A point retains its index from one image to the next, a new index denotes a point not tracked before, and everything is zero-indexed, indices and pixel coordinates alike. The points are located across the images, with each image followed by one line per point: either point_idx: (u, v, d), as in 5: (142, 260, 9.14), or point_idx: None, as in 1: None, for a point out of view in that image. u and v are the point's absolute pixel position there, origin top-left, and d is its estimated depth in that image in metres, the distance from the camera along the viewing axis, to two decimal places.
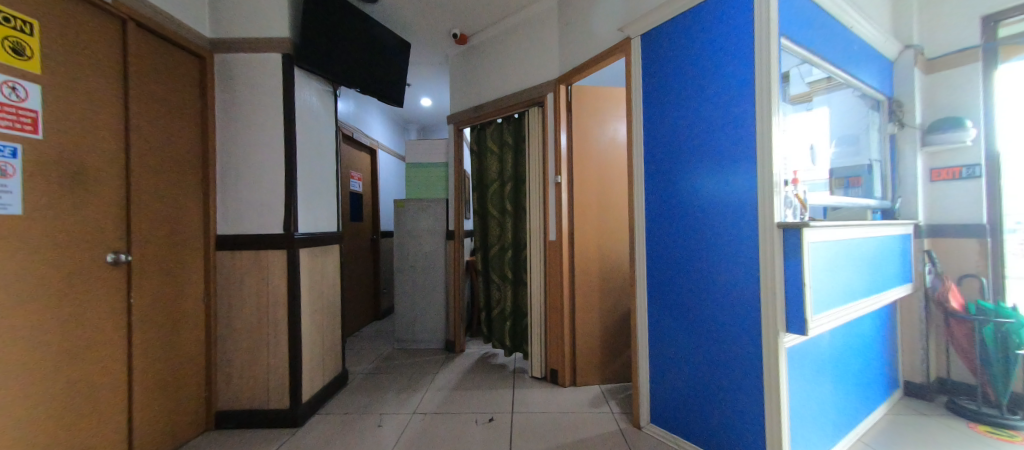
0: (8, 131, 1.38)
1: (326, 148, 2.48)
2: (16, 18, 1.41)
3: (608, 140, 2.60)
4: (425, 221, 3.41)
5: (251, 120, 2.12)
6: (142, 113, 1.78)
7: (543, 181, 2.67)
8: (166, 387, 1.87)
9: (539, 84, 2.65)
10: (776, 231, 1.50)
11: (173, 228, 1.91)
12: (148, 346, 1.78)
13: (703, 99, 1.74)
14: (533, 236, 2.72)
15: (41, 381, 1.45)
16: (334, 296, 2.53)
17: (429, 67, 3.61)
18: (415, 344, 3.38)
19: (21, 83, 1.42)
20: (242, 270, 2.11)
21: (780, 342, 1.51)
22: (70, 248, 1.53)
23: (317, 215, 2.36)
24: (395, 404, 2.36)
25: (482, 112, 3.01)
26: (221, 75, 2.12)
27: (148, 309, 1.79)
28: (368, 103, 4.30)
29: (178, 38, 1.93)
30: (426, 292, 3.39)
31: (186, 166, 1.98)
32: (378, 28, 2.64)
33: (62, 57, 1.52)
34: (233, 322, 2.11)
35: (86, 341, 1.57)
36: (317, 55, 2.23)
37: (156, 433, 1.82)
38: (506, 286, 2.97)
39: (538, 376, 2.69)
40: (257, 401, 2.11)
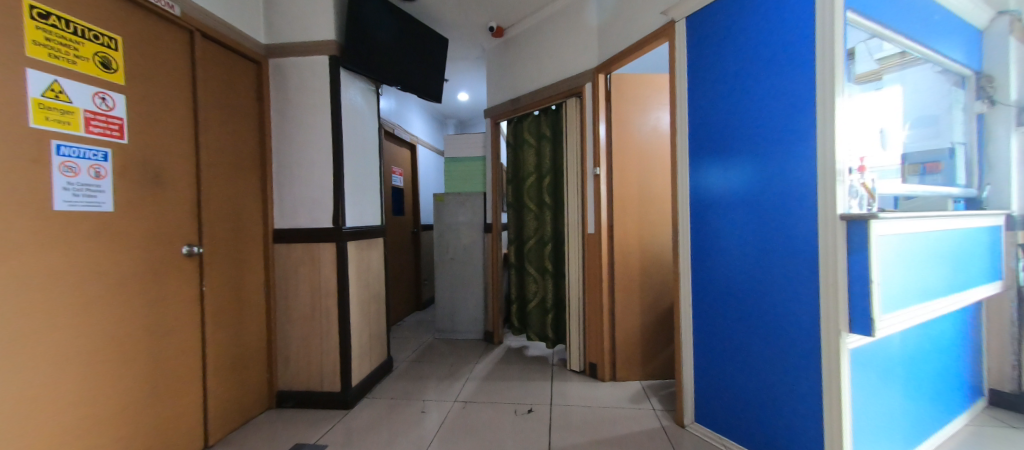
0: (101, 137, 1.51)
1: (370, 146, 2.58)
2: (103, 35, 1.52)
3: (650, 129, 2.51)
4: (464, 215, 3.48)
5: (303, 121, 2.25)
6: (208, 117, 1.93)
7: (581, 173, 2.63)
8: (233, 369, 2.04)
9: (577, 74, 2.60)
10: (839, 224, 1.38)
11: (237, 222, 2.08)
12: (217, 331, 1.96)
13: (756, 82, 1.63)
14: (571, 228, 2.70)
15: (131, 362, 1.60)
16: (379, 287, 2.65)
17: (467, 61, 3.64)
18: (456, 334, 3.48)
19: (110, 94, 1.54)
20: (297, 261, 2.27)
21: (843, 343, 1.39)
22: (154, 243, 1.68)
23: (363, 210, 2.47)
24: (437, 391, 2.44)
25: (519, 105, 3.01)
26: (275, 79, 2.27)
27: (218, 296, 1.96)
28: (409, 99, 4.42)
29: (236, 45, 2.08)
30: (466, 284, 3.46)
31: (246, 164, 2.15)
32: (417, 25, 2.70)
33: (140, 68, 1.65)
34: (291, 311, 2.28)
35: (168, 326, 1.74)
36: (361, 56, 2.31)
37: (226, 410, 2.00)
38: (545, 279, 2.98)
39: (576, 369, 2.68)
40: (312, 383, 2.27)
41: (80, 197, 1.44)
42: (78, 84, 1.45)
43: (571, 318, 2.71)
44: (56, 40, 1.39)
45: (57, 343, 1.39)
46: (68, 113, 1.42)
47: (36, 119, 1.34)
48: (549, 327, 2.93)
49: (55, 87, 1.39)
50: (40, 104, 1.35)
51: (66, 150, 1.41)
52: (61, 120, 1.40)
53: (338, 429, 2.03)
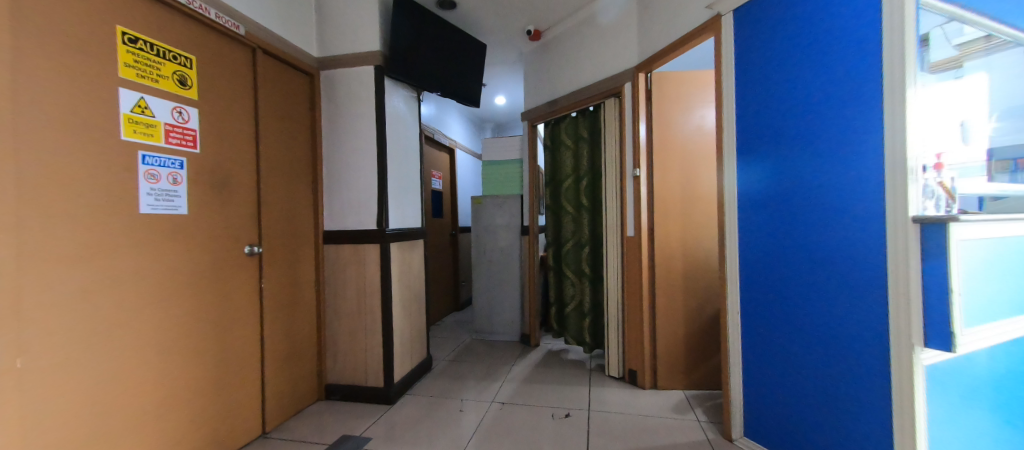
0: (178, 147, 1.65)
1: (411, 150, 2.67)
2: (180, 55, 1.67)
3: (694, 128, 2.42)
4: (501, 217, 3.51)
5: (351, 128, 2.37)
6: (268, 126, 2.08)
7: (619, 174, 2.58)
8: (287, 362, 2.18)
9: (617, 74, 2.56)
10: (911, 227, 1.26)
11: (292, 224, 2.23)
12: (274, 325, 2.10)
13: (812, 75, 1.53)
14: (609, 231, 2.65)
15: (201, 352, 1.74)
16: (420, 287, 2.74)
17: (505, 65, 3.68)
18: (493, 336, 3.52)
19: (186, 108, 1.69)
20: (344, 261, 2.39)
21: (917, 358, 1.27)
22: (221, 243, 1.83)
23: (405, 212, 2.56)
24: (474, 391, 2.48)
25: (557, 107, 3.01)
26: (326, 90, 2.42)
27: (275, 293, 2.11)
28: (448, 105, 4.54)
29: (292, 59, 2.23)
30: (503, 286, 3.48)
31: (300, 170, 2.30)
32: (457, 32, 2.77)
33: (211, 84, 1.80)
34: (339, 308, 2.40)
35: (232, 320, 1.88)
36: (403, 64, 2.40)
37: (281, 400, 2.13)
38: (583, 282, 2.95)
39: (616, 375, 2.62)
40: (358, 378, 2.37)
41: (161, 201, 1.59)
42: (160, 100, 1.60)
43: (609, 323, 2.66)
44: (143, 62, 1.54)
45: (143, 333, 1.53)
46: (152, 126, 1.57)
47: (127, 132, 1.49)
48: (586, 331, 2.90)
49: (141, 103, 1.53)
50: (130, 119, 1.50)
51: (151, 159, 1.56)
52: (146, 133, 1.54)
53: (381, 424, 2.11)
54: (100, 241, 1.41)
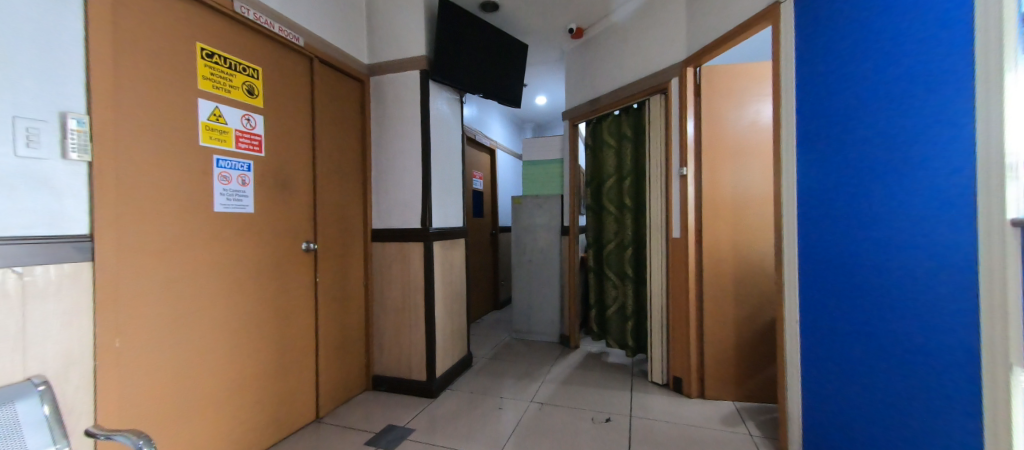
0: (245, 151, 1.80)
1: (454, 152, 2.74)
2: (249, 67, 1.82)
3: (748, 124, 2.28)
4: (541, 217, 3.49)
5: (398, 131, 2.47)
6: (323, 131, 2.22)
7: (665, 174, 2.49)
8: (339, 353, 2.31)
9: (663, 69, 2.47)
10: (1010, 233, 1.10)
11: (343, 222, 2.35)
12: (327, 318, 2.23)
13: (886, 63, 1.40)
14: (654, 231, 2.57)
15: (265, 340, 1.88)
16: (461, 285, 2.80)
17: (546, 65, 3.67)
18: (532, 335, 3.53)
19: (253, 116, 1.83)
20: (391, 258, 2.49)
21: (1016, 380, 1.10)
22: (282, 239, 1.97)
23: (447, 212, 2.63)
24: (514, 389, 2.50)
25: (599, 105, 2.96)
26: (375, 95, 2.54)
27: (328, 287, 2.24)
28: (489, 106, 4.60)
29: (345, 67, 2.36)
30: (542, 286, 3.47)
31: (351, 171, 2.43)
32: (500, 34, 2.80)
33: (274, 92, 1.95)
34: (385, 303, 2.51)
35: (291, 311, 2.02)
36: (447, 68, 2.46)
37: (332, 388, 2.26)
38: (625, 285, 2.88)
39: (659, 381, 2.53)
40: (402, 371, 2.47)
41: (231, 201, 1.73)
42: (232, 109, 1.75)
43: (652, 327, 2.58)
44: (218, 74, 1.69)
45: (218, 321, 1.68)
46: (224, 132, 1.71)
47: (204, 138, 1.63)
48: (629, 334, 2.83)
49: (216, 112, 1.68)
50: (207, 126, 1.64)
51: (223, 162, 1.70)
52: (220, 139, 1.69)
53: (423, 416, 2.18)
54: (185, 236, 1.55)
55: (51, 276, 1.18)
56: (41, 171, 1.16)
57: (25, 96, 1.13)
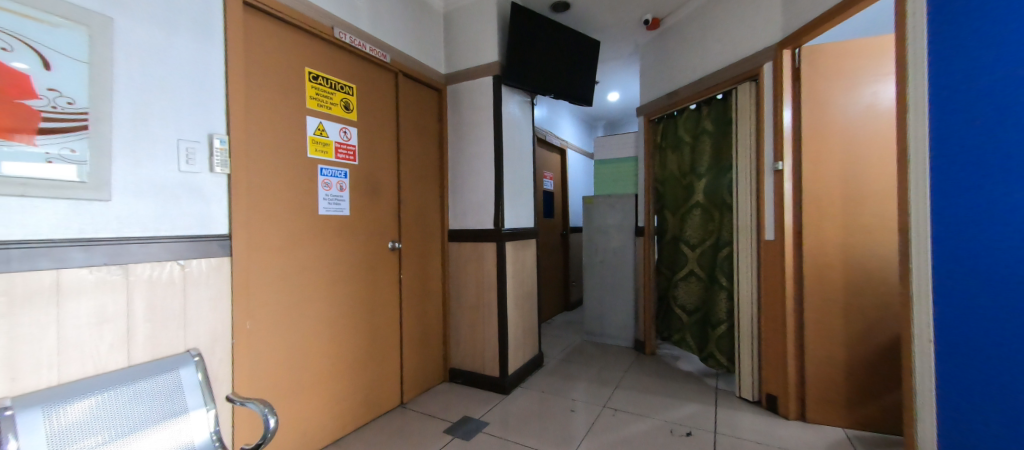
0: (343, 160, 2.02)
1: (525, 153, 2.79)
2: (345, 85, 2.04)
3: (858, 112, 2.01)
4: (614, 217, 3.39)
5: (473, 136, 2.58)
6: (406, 139, 2.41)
7: (756, 170, 2.27)
8: (420, 344, 2.48)
9: (754, 54, 2.26)
10: None
11: (424, 223, 2.53)
12: (410, 311, 2.41)
13: (985, 57, 1.21)
14: (741, 234, 2.36)
15: (358, 329, 2.09)
16: (532, 285, 2.84)
17: (620, 60, 3.56)
18: (605, 339, 3.45)
19: (349, 129, 2.05)
20: (467, 257, 2.61)
21: None
22: (373, 238, 2.18)
23: (519, 213, 2.69)
24: (586, 393, 2.46)
25: (677, 98, 2.81)
26: (451, 103, 2.68)
27: (411, 283, 2.43)
28: (560, 105, 4.58)
29: (425, 78, 2.53)
30: (615, 288, 3.37)
31: (430, 176, 2.59)
32: (573, 33, 2.78)
33: (366, 106, 2.16)
34: (461, 300, 2.64)
35: (380, 304, 2.22)
36: (519, 71, 2.52)
37: (415, 377, 2.44)
38: (689, 284, 2.84)
39: (749, 398, 2.32)
40: (477, 365, 2.58)
41: (332, 205, 1.96)
42: (333, 124, 1.97)
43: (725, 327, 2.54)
44: (322, 93, 1.92)
45: (322, 312, 1.90)
46: (327, 144, 1.94)
47: (311, 150, 1.87)
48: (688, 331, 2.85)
49: (321, 127, 1.91)
50: (313, 140, 1.88)
51: (326, 171, 1.93)
52: (324, 151, 1.93)
53: (497, 411, 2.26)
54: (297, 236, 1.79)
55: (203, 267, 1.44)
56: (196, 183, 1.42)
57: (187, 123, 1.39)
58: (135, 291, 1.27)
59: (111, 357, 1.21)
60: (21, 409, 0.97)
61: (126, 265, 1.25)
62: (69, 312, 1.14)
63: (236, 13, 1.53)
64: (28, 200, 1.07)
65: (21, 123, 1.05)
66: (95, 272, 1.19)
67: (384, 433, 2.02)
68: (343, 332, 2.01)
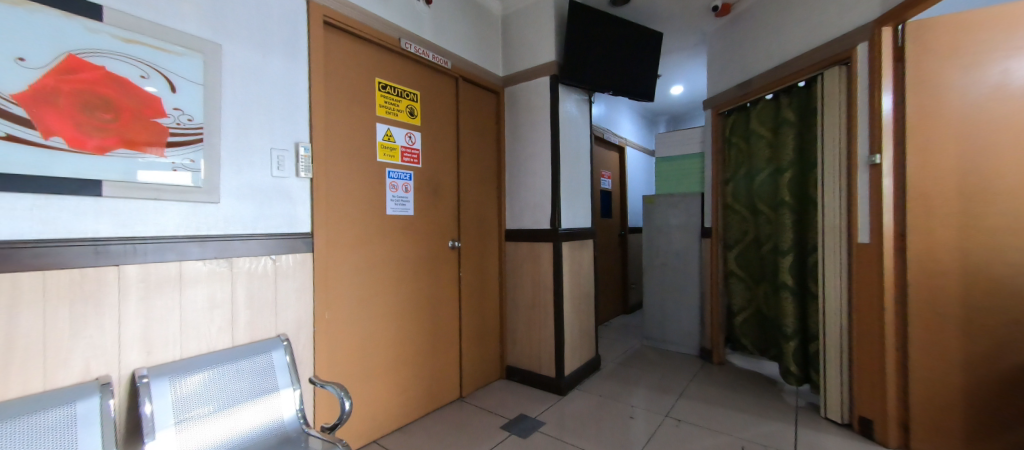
0: (408, 163, 2.14)
1: (582, 152, 2.75)
2: (410, 92, 2.16)
3: (979, 95, 1.73)
4: (677, 217, 3.22)
5: (529, 136, 2.61)
6: (465, 141, 2.49)
7: (846, 165, 2.04)
8: (478, 341, 2.56)
9: (842, 36, 2.03)
10: None
11: (481, 223, 2.60)
12: (468, 308, 2.50)
13: None
14: (828, 237, 2.13)
15: (422, 323, 2.21)
16: (589, 286, 2.80)
17: (685, 51, 3.38)
18: (667, 345, 3.30)
19: (413, 133, 2.17)
20: (523, 257, 2.64)
21: None
22: (434, 237, 2.28)
23: (576, 213, 2.66)
24: (646, 400, 2.37)
25: (750, 88, 2.62)
26: (509, 104, 2.73)
27: (469, 281, 2.51)
28: (619, 102, 4.45)
29: (484, 82, 2.60)
30: (678, 292, 3.20)
31: (488, 177, 2.66)
32: (634, 26, 2.69)
33: (429, 111, 2.27)
34: (518, 298, 2.68)
35: (441, 300, 2.32)
36: (577, 69, 2.49)
37: (473, 372, 2.52)
38: (772, 293, 2.59)
39: (837, 420, 2.09)
40: (533, 364, 2.60)
41: (398, 205, 2.08)
42: (399, 129, 2.10)
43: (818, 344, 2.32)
44: (390, 101, 2.05)
45: (389, 305, 2.03)
46: (394, 149, 2.07)
47: (380, 155, 2.00)
48: (791, 357, 2.41)
49: (389, 133, 2.04)
50: (383, 146, 2.01)
51: (393, 174, 2.06)
52: (391, 155, 2.06)
53: (553, 411, 2.26)
54: (367, 235, 1.93)
55: (290, 262, 1.61)
56: (285, 186, 1.59)
57: (278, 133, 1.57)
58: (238, 281, 1.46)
59: (219, 339, 1.40)
60: (154, 377, 1.20)
61: (231, 258, 1.44)
62: (188, 298, 1.33)
63: (318, 32, 1.69)
64: (160, 203, 1.27)
65: (153, 138, 1.25)
66: (208, 264, 1.38)
67: (444, 424, 2.12)
68: (408, 326, 2.13)
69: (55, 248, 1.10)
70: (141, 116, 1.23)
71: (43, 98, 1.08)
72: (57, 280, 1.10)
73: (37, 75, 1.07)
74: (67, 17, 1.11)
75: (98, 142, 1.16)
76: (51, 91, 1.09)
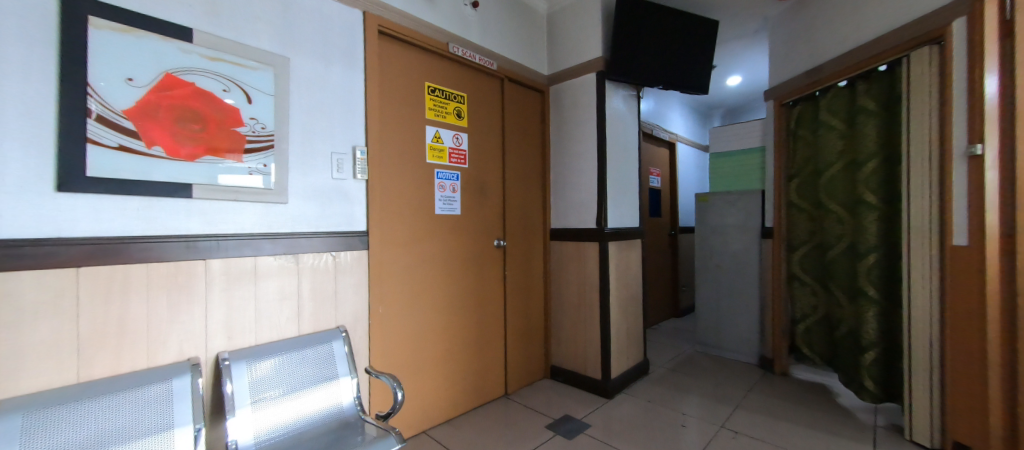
0: (456, 164, 2.20)
1: (630, 149, 2.68)
2: (458, 95, 2.21)
3: None
4: (734, 216, 3.04)
5: (575, 134, 2.58)
6: (511, 141, 2.52)
7: (939, 158, 1.81)
8: (522, 340, 2.57)
9: (933, 12, 1.81)
10: None
11: (526, 222, 2.62)
12: (513, 307, 2.52)
13: None
14: (915, 238, 1.90)
15: (468, 320, 2.26)
16: (637, 287, 2.72)
17: (743, 38, 3.18)
18: (723, 351, 3.13)
19: (460, 135, 2.22)
20: (568, 256, 2.62)
21: None
22: (480, 236, 2.33)
23: (623, 212, 2.60)
24: (699, 409, 2.27)
25: (821, 75, 2.41)
26: (554, 103, 2.72)
27: (514, 279, 2.53)
28: (670, 96, 4.28)
29: (529, 81, 2.61)
30: (735, 296, 3.03)
31: (532, 176, 2.67)
32: (687, 16, 2.57)
33: (476, 113, 2.32)
34: (562, 298, 2.66)
35: (486, 298, 2.36)
36: (625, 64, 2.43)
37: (518, 371, 2.54)
38: (845, 300, 2.36)
39: (924, 444, 1.86)
40: (578, 365, 2.57)
41: (446, 204, 2.15)
42: (447, 131, 2.16)
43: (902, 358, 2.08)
44: (438, 104, 2.11)
45: (437, 301, 2.10)
46: (442, 150, 2.13)
47: (429, 157, 2.08)
48: (870, 371, 2.18)
49: (437, 135, 2.11)
50: (431, 147, 2.08)
51: (441, 175, 2.13)
52: (439, 156, 2.12)
53: (599, 414, 2.22)
54: (417, 233, 2.01)
55: (348, 258, 1.72)
56: (344, 187, 1.70)
57: (338, 138, 1.68)
58: (303, 275, 1.58)
59: (287, 328, 1.53)
60: (234, 361, 1.33)
61: (298, 254, 1.56)
62: (261, 290, 1.47)
63: (373, 40, 1.79)
64: (238, 203, 1.41)
65: (233, 145, 1.39)
66: (278, 259, 1.51)
67: (490, 419, 2.16)
68: (455, 322, 2.19)
69: (155, 243, 1.25)
70: (224, 126, 1.37)
71: (146, 112, 1.23)
72: (157, 272, 1.26)
73: (142, 92, 1.22)
74: (164, 40, 1.26)
75: (190, 150, 1.31)
76: (153, 106, 1.24)
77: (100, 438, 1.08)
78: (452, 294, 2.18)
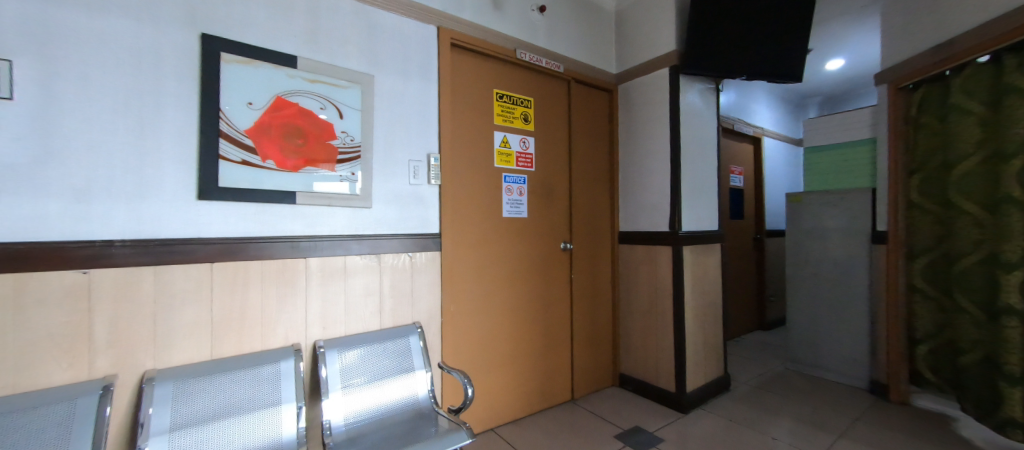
0: (523, 168, 2.24)
1: (708, 146, 2.51)
2: (525, 99, 2.25)
3: None
4: (834, 219, 2.70)
5: (646, 133, 2.48)
6: (577, 143, 2.50)
7: None
8: (590, 345, 2.53)
9: None
10: None
11: (594, 225, 2.57)
12: (580, 310, 2.49)
13: None
14: None
15: (535, 322, 2.27)
16: (717, 295, 2.53)
17: (845, 16, 2.82)
18: (820, 371, 2.78)
19: (527, 139, 2.25)
20: (639, 260, 2.53)
21: None
22: (546, 238, 2.34)
23: (700, 214, 2.43)
24: (791, 434, 2.04)
25: (951, 51, 2.04)
26: (623, 101, 2.64)
27: (581, 283, 2.50)
28: (755, 87, 3.92)
29: (597, 81, 2.57)
30: (837, 308, 2.68)
31: (600, 177, 2.62)
32: None
33: (542, 116, 2.33)
34: (632, 304, 2.57)
35: (552, 301, 2.36)
36: (702, 56, 2.28)
37: (585, 376, 2.50)
38: (987, 318, 1.95)
39: None
40: (649, 375, 2.46)
41: (513, 207, 2.19)
42: (514, 135, 2.20)
43: None
44: (506, 109, 2.17)
45: (505, 302, 2.15)
46: (509, 155, 2.18)
47: (497, 161, 2.14)
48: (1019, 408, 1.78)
49: (505, 140, 2.16)
50: (499, 152, 2.14)
51: (509, 178, 2.18)
52: (507, 160, 2.17)
53: (673, 429, 2.10)
54: (485, 235, 2.08)
55: (423, 259, 1.83)
56: (420, 192, 1.82)
57: (415, 147, 1.80)
58: (384, 273, 1.72)
59: (371, 321, 1.67)
60: (327, 349, 1.48)
61: (380, 254, 1.70)
62: (350, 286, 1.63)
63: (447, 53, 1.90)
64: (331, 207, 1.58)
65: (327, 156, 1.56)
66: (364, 258, 1.66)
67: (557, 423, 2.15)
68: (522, 323, 2.22)
69: (267, 243, 1.45)
70: (320, 140, 1.55)
71: (261, 131, 1.43)
72: (269, 268, 1.46)
73: (258, 114, 1.43)
74: (275, 67, 1.46)
75: (294, 162, 1.50)
76: (266, 125, 1.44)
77: (226, 408, 1.28)
78: (520, 296, 2.22)
